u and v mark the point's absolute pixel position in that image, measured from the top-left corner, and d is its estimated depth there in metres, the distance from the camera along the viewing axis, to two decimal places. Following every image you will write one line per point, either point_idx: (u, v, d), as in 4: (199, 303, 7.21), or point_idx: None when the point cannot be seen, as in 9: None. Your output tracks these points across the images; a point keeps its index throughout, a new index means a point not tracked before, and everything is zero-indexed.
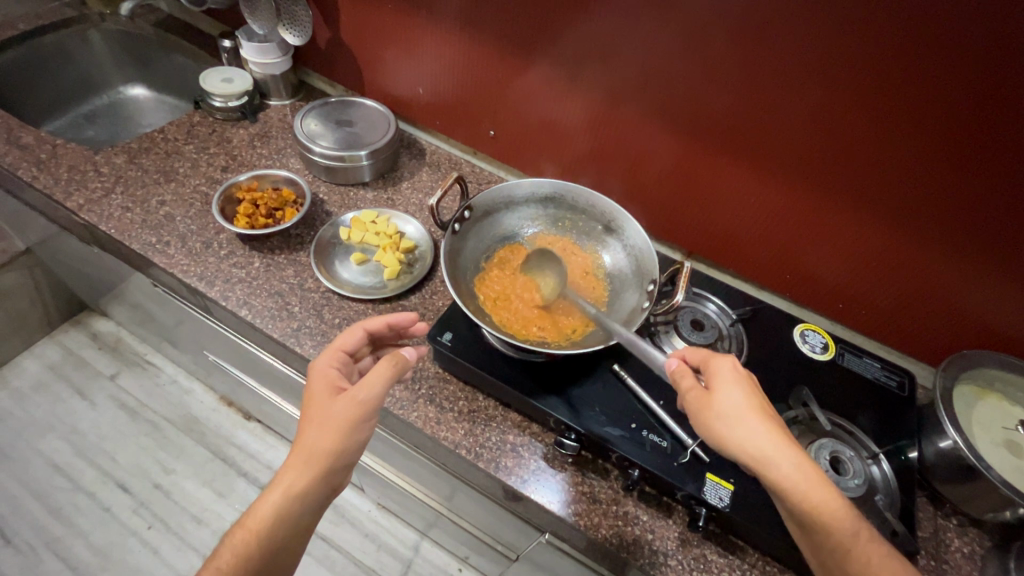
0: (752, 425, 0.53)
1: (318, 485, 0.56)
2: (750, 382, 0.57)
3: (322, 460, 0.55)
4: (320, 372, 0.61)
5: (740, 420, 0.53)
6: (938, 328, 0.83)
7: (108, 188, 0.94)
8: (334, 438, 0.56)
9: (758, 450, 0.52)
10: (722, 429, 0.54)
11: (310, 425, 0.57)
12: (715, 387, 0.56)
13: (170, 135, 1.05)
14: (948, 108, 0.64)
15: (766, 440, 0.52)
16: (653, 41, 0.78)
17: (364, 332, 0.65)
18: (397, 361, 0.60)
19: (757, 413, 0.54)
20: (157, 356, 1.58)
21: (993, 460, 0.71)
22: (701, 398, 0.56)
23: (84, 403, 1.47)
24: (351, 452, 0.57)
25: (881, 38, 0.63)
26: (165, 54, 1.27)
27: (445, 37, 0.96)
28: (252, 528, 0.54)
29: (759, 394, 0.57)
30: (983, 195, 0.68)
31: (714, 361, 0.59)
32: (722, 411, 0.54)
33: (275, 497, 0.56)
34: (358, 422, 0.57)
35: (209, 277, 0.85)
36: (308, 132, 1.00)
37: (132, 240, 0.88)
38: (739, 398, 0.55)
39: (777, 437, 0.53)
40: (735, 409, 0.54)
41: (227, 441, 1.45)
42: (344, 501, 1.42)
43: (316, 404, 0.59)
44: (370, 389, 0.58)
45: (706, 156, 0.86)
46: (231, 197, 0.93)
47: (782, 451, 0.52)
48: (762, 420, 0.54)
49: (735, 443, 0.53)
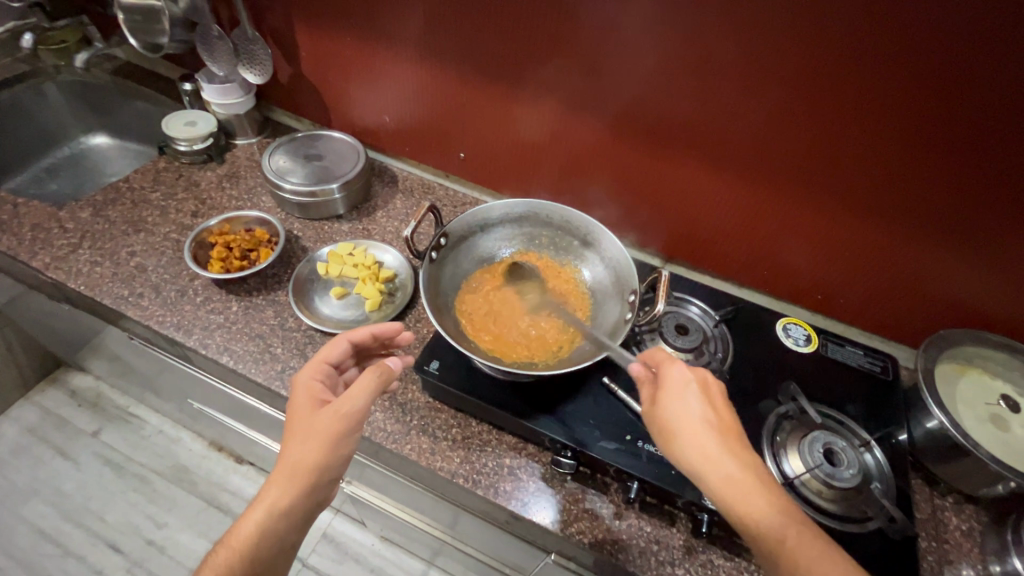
0: (696, 434, 0.54)
1: (302, 501, 0.55)
2: (707, 390, 0.57)
3: (306, 475, 0.54)
4: (303, 385, 0.60)
5: (682, 429, 0.54)
6: (916, 310, 0.85)
7: (75, 243, 0.92)
8: (318, 452, 0.55)
9: (702, 463, 0.52)
10: (668, 439, 0.55)
11: (294, 439, 0.56)
12: (663, 398, 0.57)
13: (136, 183, 1.03)
14: (899, 101, 0.67)
15: (706, 447, 0.53)
16: (615, 53, 0.79)
17: (348, 343, 0.65)
18: (381, 371, 0.59)
19: (703, 420, 0.54)
20: (140, 408, 1.53)
21: (980, 436, 0.72)
22: (651, 412, 0.58)
23: (67, 464, 1.42)
24: (336, 466, 0.56)
25: (831, 40, 0.65)
26: (125, 102, 1.26)
27: (407, 64, 0.96)
28: (235, 547, 0.53)
29: (718, 400, 0.57)
30: (940, 180, 0.70)
31: (665, 368, 0.60)
32: (668, 422, 0.56)
33: (260, 511, 0.54)
34: (341, 435, 0.56)
35: (186, 326, 0.83)
36: (277, 169, 0.99)
37: (104, 295, 0.86)
38: (687, 406, 0.56)
39: (722, 446, 0.53)
40: (680, 418, 0.55)
41: (221, 488, 1.42)
42: (345, 536, 1.39)
43: (300, 419, 0.58)
44: (353, 402, 0.57)
45: (677, 162, 0.87)
46: (203, 241, 0.91)
47: (725, 460, 0.52)
48: (707, 427, 0.54)
49: (676, 450, 0.54)
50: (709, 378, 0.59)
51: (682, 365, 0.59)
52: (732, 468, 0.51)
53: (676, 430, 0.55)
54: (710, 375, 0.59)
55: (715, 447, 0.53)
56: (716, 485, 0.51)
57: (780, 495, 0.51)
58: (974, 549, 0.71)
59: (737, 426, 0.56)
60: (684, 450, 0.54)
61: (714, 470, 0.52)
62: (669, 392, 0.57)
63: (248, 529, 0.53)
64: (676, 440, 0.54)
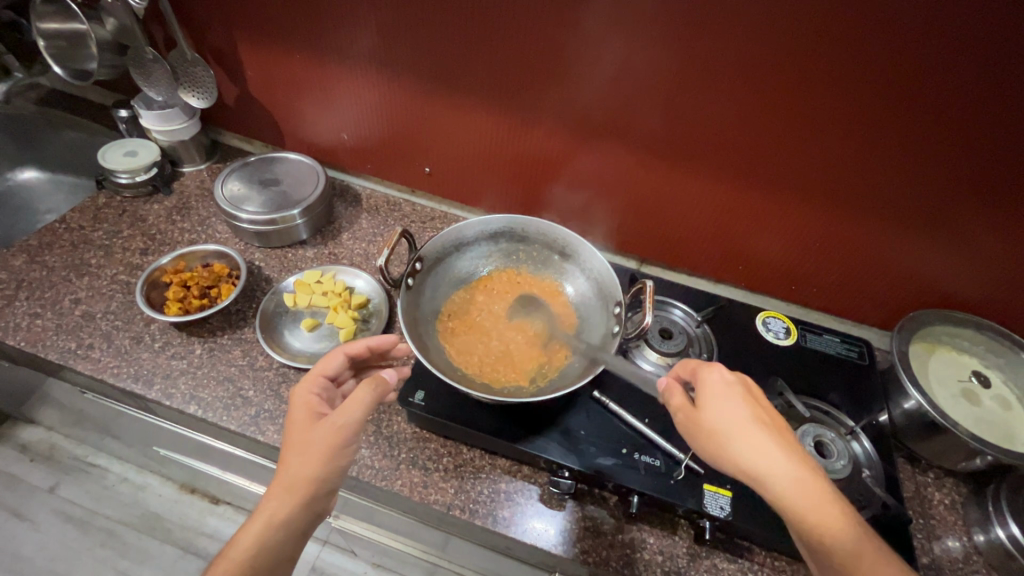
0: (754, 437, 0.51)
1: (301, 512, 0.51)
2: (747, 391, 0.56)
3: (304, 487, 0.50)
4: (299, 399, 0.57)
5: (740, 434, 0.52)
6: (886, 294, 0.88)
7: (10, 295, 0.84)
8: (315, 464, 0.51)
9: (767, 470, 0.50)
10: (720, 444, 0.52)
11: (291, 451, 0.52)
12: (710, 403, 0.55)
13: (74, 223, 0.96)
14: (861, 95, 0.67)
15: (770, 451, 0.51)
16: (581, 60, 0.77)
17: (345, 356, 0.61)
18: (378, 383, 0.55)
19: (755, 422, 0.53)
20: (100, 456, 1.43)
21: (955, 413, 0.75)
22: (696, 420, 0.55)
23: (22, 525, 1.32)
24: (335, 478, 0.52)
25: (792, 39, 0.65)
26: (56, 133, 1.17)
27: (364, 80, 0.92)
28: (230, 562, 0.48)
29: (761, 406, 0.56)
30: (901, 169, 0.72)
31: (704, 373, 0.58)
32: (718, 426, 0.53)
33: (255, 526, 0.50)
34: (340, 447, 0.53)
35: (145, 375, 0.77)
36: (231, 197, 0.94)
37: (48, 349, 0.79)
38: (737, 409, 0.53)
39: (783, 449, 0.51)
40: (733, 421, 0.53)
41: (197, 532, 1.35)
42: (335, 567, 1.35)
43: (296, 431, 0.54)
44: (351, 413, 0.53)
45: (649, 166, 0.86)
46: (156, 282, 0.85)
47: (788, 463, 0.50)
48: (762, 429, 0.52)
49: (732, 456, 0.51)
50: (747, 381, 0.58)
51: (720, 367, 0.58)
52: (791, 467, 0.50)
53: (732, 433, 0.52)
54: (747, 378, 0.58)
55: (776, 448, 0.51)
56: (788, 491, 0.49)
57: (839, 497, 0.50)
58: (958, 522, 0.74)
59: (781, 426, 0.55)
60: (741, 452, 0.51)
61: (781, 469, 0.50)
62: (715, 394, 0.55)
63: (242, 544, 0.49)
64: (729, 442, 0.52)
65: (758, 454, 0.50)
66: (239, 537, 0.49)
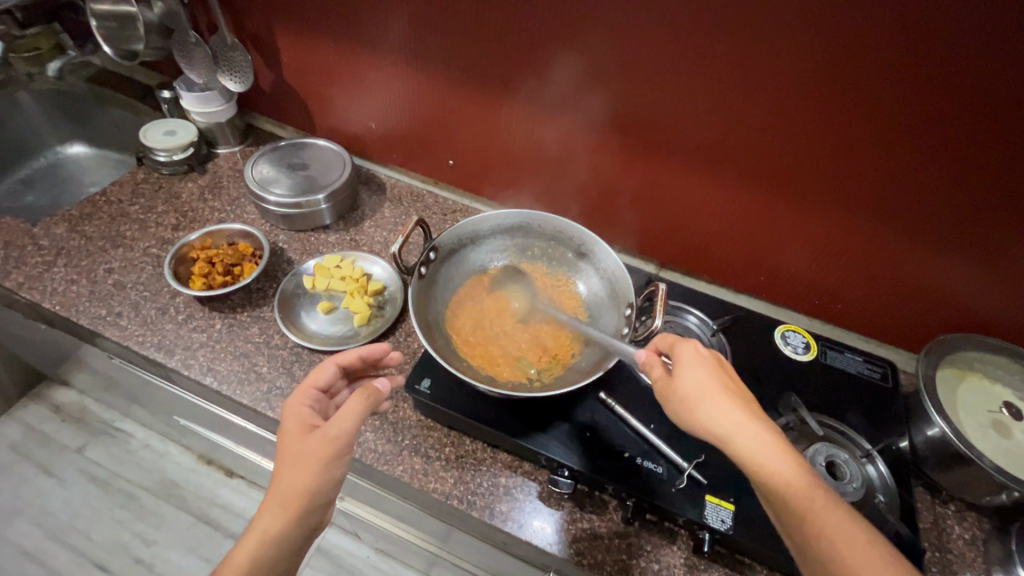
0: (718, 401, 0.52)
1: (294, 527, 0.51)
2: (720, 366, 0.56)
3: (297, 501, 0.51)
4: (292, 412, 0.57)
5: (705, 396, 0.52)
6: (916, 315, 0.84)
7: (50, 261, 0.88)
8: (308, 477, 0.51)
9: (731, 430, 0.50)
10: (689, 408, 0.53)
11: (283, 466, 0.52)
12: (680, 369, 0.55)
13: (114, 196, 1.00)
14: (897, 106, 0.65)
15: (732, 411, 0.51)
16: (609, 59, 0.77)
17: (336, 366, 0.61)
18: (369, 392, 0.55)
19: (720, 386, 0.53)
20: (126, 421, 1.50)
21: (982, 445, 0.71)
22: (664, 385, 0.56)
23: (51, 482, 1.39)
24: (328, 491, 0.52)
25: (827, 44, 0.63)
26: (104, 110, 1.22)
27: (394, 70, 0.93)
28: None
29: (732, 375, 0.56)
30: (937, 184, 0.69)
31: (677, 346, 0.57)
32: (686, 390, 0.53)
33: (249, 543, 0.50)
34: (332, 460, 0.52)
35: (167, 345, 0.80)
36: (260, 179, 0.96)
37: (80, 315, 0.82)
38: (704, 376, 0.54)
39: (746, 413, 0.51)
40: (699, 386, 0.53)
41: (210, 502, 1.39)
42: (339, 549, 1.37)
43: (289, 444, 0.54)
44: (342, 424, 0.53)
45: (672, 170, 0.85)
46: (183, 257, 0.88)
47: (747, 425, 0.50)
48: (727, 393, 0.52)
49: (695, 416, 0.52)
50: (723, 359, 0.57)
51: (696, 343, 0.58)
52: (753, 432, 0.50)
53: (696, 396, 0.52)
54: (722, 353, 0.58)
55: (740, 413, 0.51)
56: (746, 446, 0.49)
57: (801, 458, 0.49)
58: (978, 558, 0.70)
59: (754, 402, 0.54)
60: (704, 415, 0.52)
61: (739, 431, 0.50)
62: (688, 361, 0.55)
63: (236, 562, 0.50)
64: (694, 404, 0.52)
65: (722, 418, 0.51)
66: (233, 556, 0.50)
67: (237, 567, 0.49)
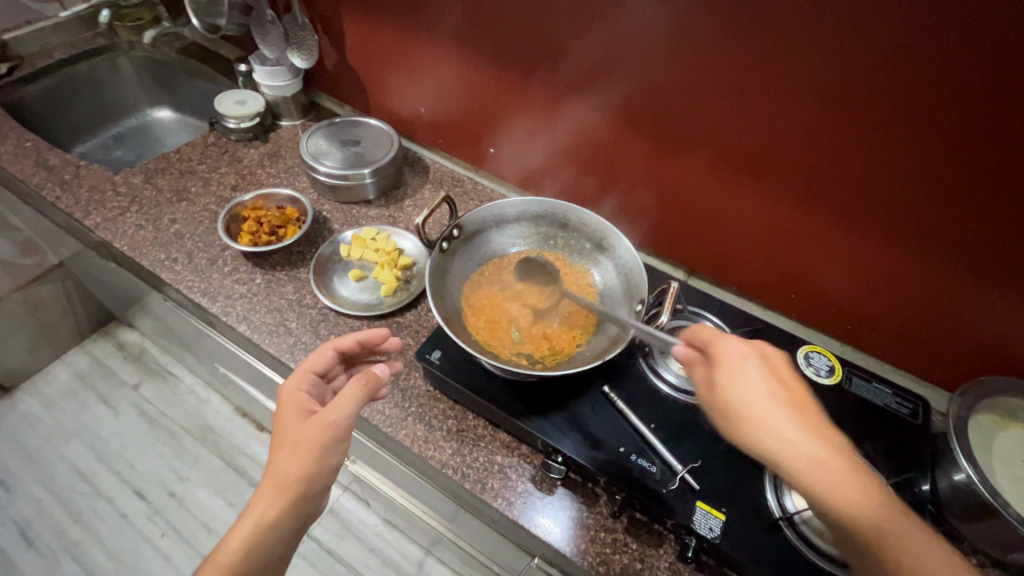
0: (771, 419, 0.50)
1: (292, 511, 0.54)
2: (769, 365, 0.54)
3: (294, 487, 0.53)
4: (290, 397, 0.60)
5: (752, 413, 0.50)
6: (957, 351, 0.78)
7: (124, 207, 0.98)
8: (307, 463, 0.54)
9: (784, 448, 0.48)
10: (739, 427, 0.51)
11: (281, 451, 0.55)
12: (725, 381, 0.53)
13: (186, 155, 1.10)
14: (945, 124, 0.62)
15: (784, 427, 0.49)
16: (650, 59, 0.77)
17: (334, 352, 0.65)
18: (369, 378, 0.59)
19: (772, 398, 0.51)
20: (177, 366, 1.63)
21: (1012, 496, 0.65)
22: (711, 390, 0.55)
23: (107, 411, 1.53)
24: (325, 476, 0.55)
25: (873, 55, 0.61)
26: (188, 79, 1.34)
27: (446, 58, 0.97)
28: (220, 565, 0.51)
29: (784, 376, 0.53)
30: (986, 211, 0.65)
31: (718, 347, 0.56)
32: (736, 407, 0.51)
33: (247, 527, 0.53)
34: (330, 445, 0.55)
35: (212, 293, 0.87)
36: (314, 151, 1.03)
37: (143, 257, 0.91)
38: (753, 388, 0.52)
39: (805, 426, 0.49)
40: (747, 399, 0.51)
41: (240, 451, 1.49)
42: (350, 514, 1.43)
43: (287, 429, 0.57)
44: (340, 411, 0.56)
45: (708, 178, 0.84)
46: (237, 215, 0.96)
47: (802, 439, 0.48)
48: (778, 406, 0.50)
49: (747, 433, 0.50)
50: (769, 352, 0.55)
51: (738, 341, 0.56)
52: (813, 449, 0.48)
53: (746, 417, 0.50)
54: (765, 348, 0.56)
55: (792, 430, 0.49)
56: (803, 469, 0.47)
57: (865, 473, 0.48)
58: None
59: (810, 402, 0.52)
60: (757, 438, 0.49)
61: (795, 457, 0.48)
62: (734, 368, 0.53)
63: (233, 549, 0.52)
64: (745, 425, 0.51)
65: (778, 443, 0.48)
66: (231, 540, 0.52)
67: (235, 550, 0.52)
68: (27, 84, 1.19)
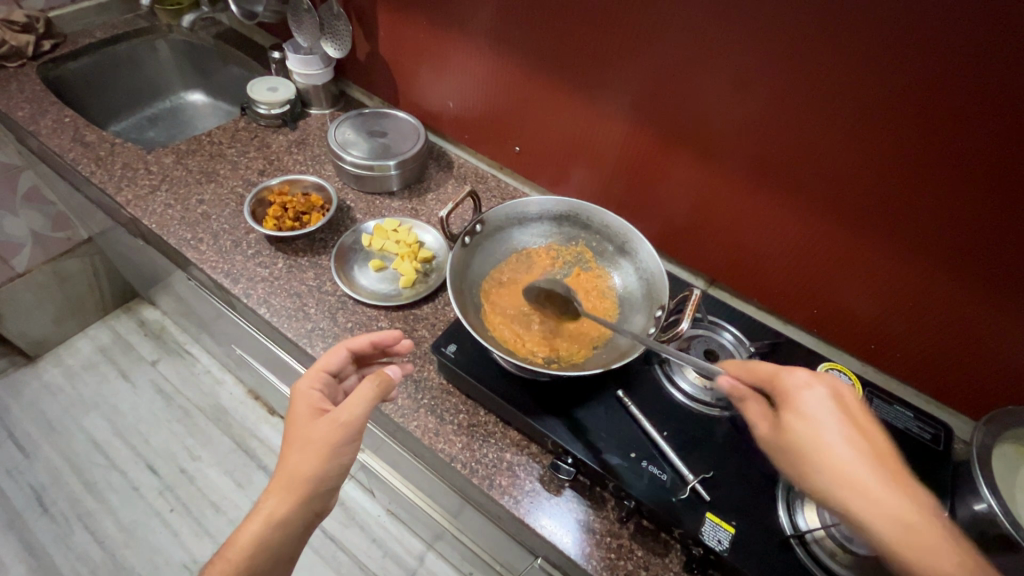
0: (843, 465, 0.47)
1: (300, 509, 0.55)
2: (840, 401, 0.52)
3: (303, 485, 0.54)
4: (302, 395, 0.60)
5: (822, 454, 0.48)
6: (983, 378, 0.76)
7: (155, 186, 1.00)
8: (317, 462, 0.55)
9: (855, 493, 0.46)
10: (807, 468, 0.49)
11: (292, 449, 0.56)
12: (794, 419, 0.51)
13: (216, 138, 1.12)
14: (978, 144, 0.60)
15: (857, 474, 0.47)
16: (677, 64, 0.76)
17: (347, 352, 0.64)
18: (381, 380, 0.58)
19: (846, 442, 0.48)
20: (195, 346, 1.66)
21: None
22: (780, 427, 0.52)
23: (125, 385, 1.56)
24: (333, 476, 0.56)
25: (905, 70, 0.60)
26: (222, 64, 1.36)
27: (477, 53, 0.97)
28: (230, 559, 0.52)
29: (854, 412, 0.51)
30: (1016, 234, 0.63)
31: (786, 380, 0.53)
32: (804, 446, 0.49)
33: (255, 524, 0.54)
34: (341, 444, 0.56)
35: (235, 274, 0.89)
36: (341, 141, 1.04)
37: (170, 235, 0.93)
38: (830, 429, 0.49)
39: (879, 477, 0.47)
40: (820, 440, 0.49)
41: (251, 434, 1.51)
42: (355, 502, 1.44)
43: (298, 427, 0.58)
44: (351, 410, 0.57)
45: (732, 186, 0.83)
46: (263, 199, 0.97)
47: (875, 486, 0.46)
48: (854, 451, 0.48)
49: (816, 475, 0.48)
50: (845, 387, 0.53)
51: (812, 376, 0.53)
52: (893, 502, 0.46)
53: (815, 457, 0.48)
54: (837, 382, 0.53)
55: (868, 477, 0.47)
56: (872, 518, 0.45)
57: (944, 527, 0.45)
58: None
59: (881, 448, 0.50)
60: (829, 488, 0.47)
61: (867, 504, 0.46)
62: (807, 411, 0.51)
63: (243, 542, 0.53)
64: (814, 473, 0.48)
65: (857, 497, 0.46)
66: (239, 536, 0.53)
67: (244, 545, 0.53)
68: (68, 63, 1.23)
